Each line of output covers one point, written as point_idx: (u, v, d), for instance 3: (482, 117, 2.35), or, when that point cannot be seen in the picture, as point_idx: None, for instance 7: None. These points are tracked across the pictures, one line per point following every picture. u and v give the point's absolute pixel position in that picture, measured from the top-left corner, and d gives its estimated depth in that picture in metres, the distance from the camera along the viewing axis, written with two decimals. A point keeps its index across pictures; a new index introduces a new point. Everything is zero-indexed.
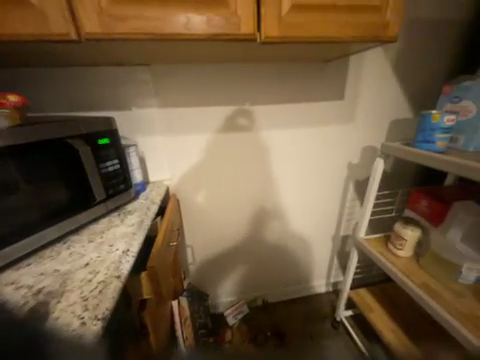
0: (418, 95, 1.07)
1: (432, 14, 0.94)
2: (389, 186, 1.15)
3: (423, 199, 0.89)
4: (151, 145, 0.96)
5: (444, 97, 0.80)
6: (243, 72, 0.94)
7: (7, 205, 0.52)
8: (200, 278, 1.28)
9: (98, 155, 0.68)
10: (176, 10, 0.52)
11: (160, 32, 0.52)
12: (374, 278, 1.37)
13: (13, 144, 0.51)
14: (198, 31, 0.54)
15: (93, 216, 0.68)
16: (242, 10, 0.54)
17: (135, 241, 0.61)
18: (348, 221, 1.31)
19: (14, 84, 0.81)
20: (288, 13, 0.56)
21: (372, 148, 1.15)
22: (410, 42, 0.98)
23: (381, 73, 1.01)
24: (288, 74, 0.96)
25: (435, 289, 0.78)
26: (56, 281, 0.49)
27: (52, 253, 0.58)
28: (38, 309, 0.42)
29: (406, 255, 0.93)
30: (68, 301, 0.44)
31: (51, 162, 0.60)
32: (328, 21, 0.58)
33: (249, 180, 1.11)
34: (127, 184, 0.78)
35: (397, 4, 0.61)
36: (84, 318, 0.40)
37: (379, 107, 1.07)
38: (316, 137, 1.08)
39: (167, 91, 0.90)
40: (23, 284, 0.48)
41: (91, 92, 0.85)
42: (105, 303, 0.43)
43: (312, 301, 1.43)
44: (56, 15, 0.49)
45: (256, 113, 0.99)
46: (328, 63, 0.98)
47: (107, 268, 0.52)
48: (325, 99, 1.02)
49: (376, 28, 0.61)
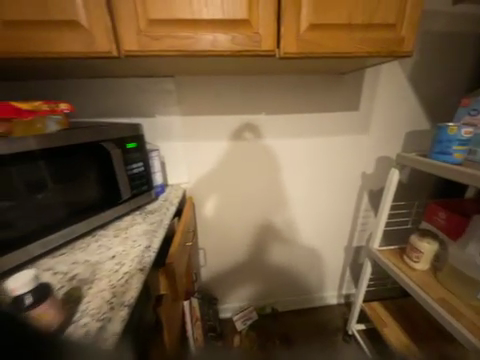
0: (435, 106, 1.07)
1: (449, 28, 0.95)
2: (405, 197, 1.13)
3: (441, 211, 0.88)
4: (171, 150, 1.03)
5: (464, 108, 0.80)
6: (260, 83, 0.99)
7: (38, 200, 0.58)
8: (210, 282, 1.30)
9: (126, 157, 0.74)
10: (204, 29, 0.58)
11: (189, 49, 0.59)
12: (389, 292, 1.33)
13: (44, 147, 0.56)
14: (223, 48, 0.59)
15: (118, 214, 0.74)
16: (264, 28, 0.59)
17: (156, 238, 0.66)
18: (361, 232, 1.29)
19: (54, 93, 0.90)
20: (306, 31, 0.61)
21: (386, 159, 1.15)
22: (426, 56, 0.99)
23: (396, 85, 1.02)
24: (302, 86, 1.00)
25: (453, 305, 0.75)
26: (87, 269, 0.54)
27: (83, 245, 0.64)
28: (72, 292, 0.47)
29: (422, 268, 0.91)
30: (98, 287, 0.49)
31: (81, 162, 0.67)
32: (344, 37, 0.62)
33: (262, 187, 1.14)
34: (149, 186, 0.84)
35: (412, 21, 0.63)
36: (112, 303, 0.44)
37: (394, 119, 1.08)
38: (330, 147, 1.10)
39: (188, 101, 0.97)
40: (58, 271, 0.54)
41: (121, 100, 0.94)
42: (131, 292, 0.47)
43: (323, 312, 1.40)
44: (101, 35, 0.56)
45: (271, 122, 1.04)
46: (342, 76, 1.00)
47: (132, 260, 0.57)
48: (339, 110, 1.04)
49: (391, 44, 0.64)
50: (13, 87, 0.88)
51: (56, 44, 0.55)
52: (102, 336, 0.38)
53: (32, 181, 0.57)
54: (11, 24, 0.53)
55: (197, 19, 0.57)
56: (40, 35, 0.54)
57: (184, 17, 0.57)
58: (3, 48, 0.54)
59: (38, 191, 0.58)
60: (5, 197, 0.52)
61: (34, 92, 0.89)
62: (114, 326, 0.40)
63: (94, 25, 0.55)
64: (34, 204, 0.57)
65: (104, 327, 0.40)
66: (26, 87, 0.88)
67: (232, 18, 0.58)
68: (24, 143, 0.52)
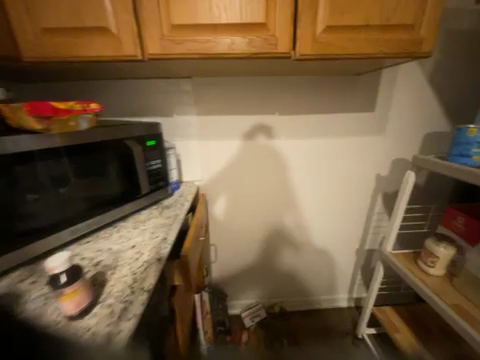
0: (456, 108, 1.03)
1: (473, 26, 0.92)
2: (422, 200, 1.10)
3: (458, 216, 0.85)
4: (186, 149, 1.07)
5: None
6: (274, 84, 1.00)
7: (60, 194, 0.61)
8: (220, 278, 1.33)
9: (146, 154, 0.78)
10: (222, 33, 0.61)
11: (208, 52, 0.62)
12: (402, 297, 1.29)
13: (66, 144, 0.59)
14: (241, 51, 0.62)
15: (137, 207, 0.79)
16: (280, 31, 0.61)
17: (173, 231, 0.69)
18: (374, 235, 1.27)
19: (80, 94, 0.96)
20: (322, 33, 0.62)
21: (403, 161, 1.12)
22: (448, 55, 0.96)
23: (415, 86, 1.00)
24: (317, 86, 1.01)
25: (470, 312, 0.73)
26: (110, 256, 0.58)
27: (106, 234, 0.69)
28: (98, 276, 0.52)
29: (438, 273, 0.88)
30: (121, 273, 0.53)
31: (105, 159, 0.70)
32: (361, 38, 0.62)
33: (274, 186, 1.15)
34: (166, 182, 0.88)
35: (432, 21, 0.62)
36: (133, 288, 0.48)
37: (412, 120, 1.05)
38: (343, 148, 1.09)
39: (204, 101, 1.00)
40: (85, 256, 0.59)
41: (141, 100, 0.99)
42: (150, 279, 0.50)
43: (332, 314, 1.39)
44: (127, 40, 0.60)
45: (285, 122, 1.05)
46: (358, 76, 1.00)
47: (150, 250, 0.60)
48: (354, 110, 1.04)
49: (409, 44, 0.63)
50: (44, 88, 0.95)
51: (87, 49, 0.60)
52: (126, 315, 0.42)
53: (57, 175, 0.60)
54: (49, 31, 0.59)
55: (216, 23, 0.60)
56: (74, 41, 0.59)
57: (204, 22, 0.60)
58: (42, 53, 0.60)
59: (60, 185, 0.61)
60: (31, 190, 0.56)
61: (62, 92, 0.95)
62: (135, 307, 0.44)
63: (121, 31, 0.59)
64: (59, 198, 0.61)
65: (127, 308, 0.43)
66: (55, 88, 0.95)
67: (250, 22, 0.60)
68: (50, 140, 0.56)
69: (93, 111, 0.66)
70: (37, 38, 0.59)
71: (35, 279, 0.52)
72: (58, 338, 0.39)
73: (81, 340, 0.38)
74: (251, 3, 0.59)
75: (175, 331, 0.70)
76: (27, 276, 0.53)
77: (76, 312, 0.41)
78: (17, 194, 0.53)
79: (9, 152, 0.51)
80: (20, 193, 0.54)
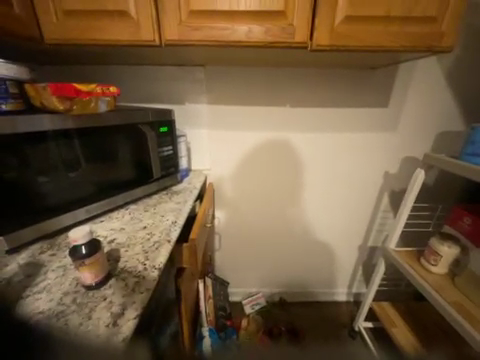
0: (473, 108, 1.01)
1: None
2: (429, 200, 1.09)
3: (466, 216, 0.86)
4: (196, 137, 1.08)
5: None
6: (286, 75, 0.99)
7: (70, 177, 0.62)
8: (223, 266, 1.37)
9: (158, 140, 0.80)
10: (240, 21, 0.61)
11: (225, 40, 0.62)
12: (401, 294, 1.31)
13: (81, 126, 0.61)
14: (257, 39, 0.62)
15: (148, 191, 0.81)
16: (298, 20, 0.61)
17: (182, 215, 0.72)
18: (378, 232, 1.28)
19: (94, 78, 0.97)
20: (340, 24, 0.61)
21: (412, 160, 1.11)
22: (469, 53, 0.93)
23: (432, 83, 0.97)
24: (330, 80, 0.99)
25: (466, 308, 0.75)
26: (123, 235, 0.61)
27: (118, 215, 0.72)
28: (112, 252, 0.55)
29: (440, 272, 0.89)
30: (133, 251, 0.56)
31: (118, 142, 0.72)
32: (380, 30, 0.61)
33: (281, 179, 1.16)
34: (176, 168, 0.90)
35: (456, 15, 0.61)
36: (146, 265, 0.51)
37: (425, 119, 1.03)
38: (353, 143, 1.09)
39: (216, 90, 1.00)
40: (99, 234, 0.62)
41: (154, 87, 0.99)
42: (161, 258, 0.53)
43: (330, 307, 1.42)
44: (146, 25, 0.60)
45: (295, 115, 1.04)
46: (374, 70, 0.98)
47: (161, 232, 0.63)
48: (365, 106, 1.02)
49: (430, 38, 0.62)
50: (60, 71, 0.96)
51: (107, 33, 0.61)
52: (139, 289, 0.45)
53: (68, 160, 0.62)
54: (70, 14, 0.60)
55: (235, 11, 0.60)
56: (94, 25, 0.60)
57: (222, 9, 0.59)
58: (63, 36, 0.61)
59: (70, 169, 0.63)
60: (42, 173, 0.57)
61: (77, 76, 0.97)
62: (148, 282, 0.46)
63: (141, 16, 0.60)
64: (68, 182, 0.62)
65: (139, 284, 0.46)
66: (70, 71, 0.96)
67: (268, 10, 0.60)
68: (64, 123, 0.57)
69: (112, 94, 0.67)
70: (59, 21, 0.60)
71: (53, 252, 0.55)
72: (69, 309, 0.41)
73: (93, 314, 0.40)
74: None
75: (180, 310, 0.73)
76: (47, 249, 0.57)
77: (93, 282, 0.44)
78: (29, 175, 0.54)
79: (20, 132, 0.51)
80: (33, 174, 0.55)
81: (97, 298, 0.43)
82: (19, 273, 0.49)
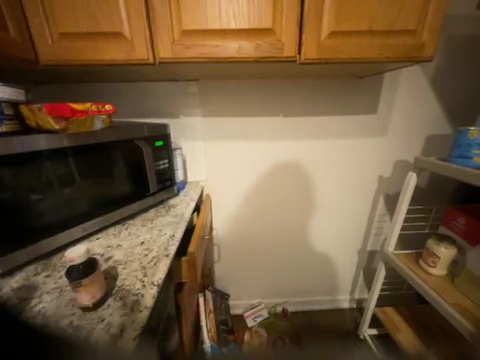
0: (458, 112, 1.05)
1: (476, 29, 0.94)
2: (423, 202, 1.11)
3: (459, 216, 0.88)
4: (191, 149, 1.09)
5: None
6: (278, 86, 1.02)
7: (64, 194, 0.62)
8: (223, 277, 1.35)
9: (154, 154, 0.81)
10: (231, 38, 0.63)
11: (216, 56, 0.64)
12: (403, 298, 1.30)
13: (75, 144, 0.61)
14: (247, 55, 0.64)
15: (144, 205, 0.81)
16: (286, 36, 0.63)
17: (180, 228, 0.71)
18: (376, 236, 1.28)
19: (89, 95, 0.98)
20: (326, 38, 0.64)
21: (404, 163, 1.14)
22: (449, 60, 0.98)
23: (417, 90, 1.02)
24: (320, 90, 1.03)
25: (471, 312, 0.74)
26: (120, 252, 0.60)
27: (115, 232, 0.71)
28: (109, 270, 0.54)
29: (439, 273, 0.90)
30: (131, 268, 0.55)
31: (113, 158, 0.72)
32: (364, 43, 0.65)
33: (278, 187, 1.17)
34: (172, 181, 0.90)
35: (434, 27, 0.64)
36: (144, 281, 0.50)
37: (413, 124, 1.07)
38: (346, 150, 1.11)
39: (210, 103, 1.03)
40: (96, 252, 0.61)
41: (148, 102, 1.01)
42: (159, 274, 0.52)
43: (334, 315, 1.40)
44: (140, 44, 0.62)
45: (288, 124, 1.07)
46: (361, 79, 1.02)
47: (159, 247, 0.62)
48: (355, 113, 1.06)
49: (411, 49, 0.66)
50: (54, 89, 0.97)
51: (102, 53, 0.63)
52: (138, 307, 0.44)
53: (61, 176, 0.61)
54: (65, 35, 0.61)
55: (226, 29, 0.62)
56: (89, 46, 0.62)
57: (213, 28, 0.62)
58: (59, 57, 0.62)
59: (64, 185, 0.62)
60: (36, 190, 0.56)
61: (71, 94, 0.98)
62: (147, 300, 0.45)
63: (135, 36, 0.62)
64: (63, 198, 0.61)
65: (138, 302, 0.45)
66: (64, 89, 0.97)
67: (258, 27, 0.63)
68: (58, 141, 0.57)
69: (107, 112, 0.67)
70: (54, 43, 0.61)
71: (49, 273, 0.54)
72: (66, 331, 0.40)
73: (91, 336, 0.38)
74: (258, 9, 0.61)
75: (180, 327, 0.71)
76: (42, 270, 0.55)
77: (91, 303, 0.43)
78: (23, 194, 0.54)
79: (15, 152, 0.51)
80: (26, 193, 0.54)
81: (94, 319, 0.41)
82: (14, 297, 0.48)
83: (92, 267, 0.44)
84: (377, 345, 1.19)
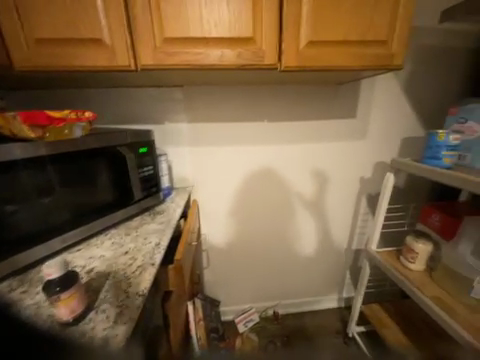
0: (429, 115, 1.13)
1: (440, 41, 1.02)
2: (402, 200, 1.17)
3: (434, 213, 0.93)
4: (177, 155, 1.08)
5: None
6: (262, 92, 1.05)
7: (41, 203, 0.59)
8: (213, 284, 1.33)
9: (138, 160, 0.79)
10: (213, 46, 0.64)
11: (199, 64, 0.65)
12: (388, 294, 1.35)
13: (54, 153, 0.58)
14: (230, 62, 0.66)
15: (128, 214, 0.79)
16: (266, 44, 0.66)
17: (166, 236, 0.70)
18: (360, 235, 1.33)
19: (68, 101, 0.95)
20: (305, 47, 0.67)
21: (383, 165, 1.20)
22: (419, 68, 1.05)
23: (391, 95, 1.08)
24: (302, 96, 1.07)
25: (448, 303, 0.78)
26: (103, 263, 0.58)
27: (97, 242, 0.68)
28: (91, 282, 0.52)
29: (418, 268, 0.94)
30: (114, 279, 0.53)
31: (95, 166, 0.70)
32: (340, 52, 0.68)
33: (265, 190, 1.18)
34: (158, 188, 0.89)
35: (403, 38, 0.69)
36: (128, 292, 0.49)
37: (390, 127, 1.13)
38: (328, 153, 1.16)
39: (195, 109, 1.03)
40: (77, 264, 0.58)
41: (132, 108, 1.00)
42: (144, 283, 0.51)
43: (323, 315, 1.42)
44: (121, 51, 0.62)
45: (273, 129, 1.10)
46: (340, 85, 1.07)
47: (144, 255, 0.61)
48: (336, 117, 1.10)
49: (383, 58, 0.70)
50: (30, 95, 0.93)
51: (81, 59, 0.62)
52: (122, 319, 0.42)
53: (40, 185, 0.59)
54: (41, 41, 0.60)
55: (208, 37, 0.64)
56: (68, 52, 0.61)
57: (195, 36, 0.63)
58: (35, 63, 0.61)
59: (43, 194, 0.60)
60: (11, 201, 0.54)
61: (48, 100, 0.94)
62: (131, 311, 0.44)
63: (115, 43, 0.61)
64: (41, 208, 0.59)
65: (122, 313, 0.44)
66: (41, 95, 0.93)
67: (239, 36, 0.65)
68: (35, 150, 0.55)
69: (88, 119, 0.66)
70: (30, 49, 0.60)
71: (25, 289, 0.51)
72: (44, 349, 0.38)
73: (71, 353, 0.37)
74: (239, 19, 0.63)
75: (168, 337, 0.69)
76: (17, 286, 0.52)
77: (71, 318, 0.41)
78: None
79: None
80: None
81: (74, 335, 0.40)
82: None
83: (72, 280, 0.42)
84: (365, 342, 1.22)
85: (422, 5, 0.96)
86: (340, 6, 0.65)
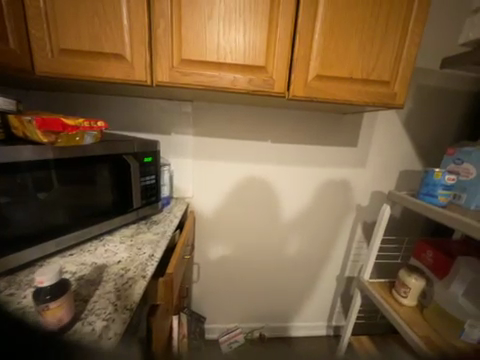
0: (427, 151, 1.16)
1: (441, 83, 1.07)
2: (397, 232, 1.18)
3: (428, 250, 0.94)
4: (179, 166, 1.10)
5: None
6: (268, 114, 1.08)
7: (38, 199, 0.60)
8: (200, 298, 1.30)
9: (142, 170, 0.81)
10: (226, 70, 0.68)
11: (212, 85, 0.69)
12: (378, 326, 1.32)
13: (60, 157, 0.59)
14: (241, 86, 0.70)
15: (125, 221, 0.79)
16: (277, 74, 0.70)
17: (160, 247, 0.70)
18: (354, 262, 1.32)
19: (80, 105, 0.98)
20: (313, 80, 0.71)
21: (380, 194, 1.22)
22: (419, 107, 1.10)
23: (392, 130, 1.13)
24: (306, 121, 1.10)
25: (437, 344, 0.76)
26: (94, 271, 0.58)
27: (91, 248, 0.68)
28: (80, 291, 0.51)
29: (409, 304, 0.93)
30: (104, 289, 0.52)
31: (97, 171, 0.72)
32: (345, 87, 0.72)
33: (263, 208, 1.19)
34: (157, 197, 0.89)
35: (405, 79, 0.74)
36: (116, 305, 0.48)
37: (389, 159, 1.17)
38: (328, 178, 1.18)
39: (202, 124, 1.06)
40: (68, 270, 0.58)
41: (141, 117, 1.03)
42: (134, 297, 0.50)
43: (311, 342, 1.38)
44: (139, 67, 0.66)
45: (276, 150, 1.12)
46: (343, 115, 1.11)
47: (136, 267, 0.60)
48: (338, 145, 1.14)
49: (385, 97, 0.74)
50: (44, 96, 0.96)
51: (100, 70, 0.65)
52: (107, 334, 0.41)
53: (39, 181, 0.59)
54: (64, 50, 0.63)
55: (222, 62, 0.67)
56: (88, 63, 0.64)
57: (210, 60, 0.67)
58: (56, 71, 0.64)
59: (40, 190, 0.60)
60: (7, 194, 0.53)
61: (61, 102, 0.97)
62: (117, 326, 0.43)
63: (135, 58, 0.65)
64: (37, 203, 0.59)
65: (108, 327, 0.43)
66: (55, 97, 0.96)
67: (252, 64, 0.68)
68: (43, 151, 0.56)
69: (99, 128, 0.66)
70: (54, 57, 0.63)
71: (13, 291, 0.50)
72: None
73: None
74: (253, 49, 0.67)
75: None
76: (5, 287, 0.51)
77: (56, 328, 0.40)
78: None
79: None
80: None
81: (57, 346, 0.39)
82: None
83: (63, 288, 0.43)
84: None
85: (425, 50, 1.02)
86: (348, 48, 0.69)
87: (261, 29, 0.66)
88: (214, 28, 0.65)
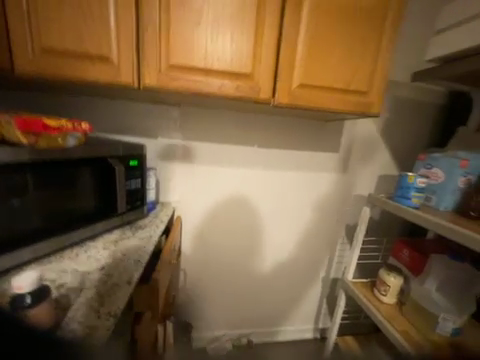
0: (402, 157, 1.25)
1: (412, 95, 1.17)
2: (377, 233, 1.24)
3: (405, 249, 0.99)
4: (166, 170, 1.09)
5: (459, 170, 0.82)
6: (255, 120, 1.12)
7: (9, 205, 0.56)
8: (187, 306, 1.27)
9: (127, 173, 0.80)
10: (214, 76, 0.70)
11: (199, 90, 0.70)
12: (361, 326, 1.36)
13: (35, 158, 0.57)
14: (228, 92, 0.72)
15: (109, 226, 0.76)
16: (262, 81, 0.73)
17: (146, 252, 0.68)
18: (338, 264, 1.36)
19: (61, 107, 0.95)
20: (297, 88, 0.75)
21: (361, 198, 1.28)
22: (394, 116, 1.19)
23: (370, 137, 1.20)
24: (291, 127, 1.15)
25: (415, 338, 0.80)
26: (75, 279, 0.55)
27: (72, 254, 0.65)
28: (60, 299, 0.49)
29: (389, 302, 0.98)
30: (86, 296, 0.50)
31: (79, 174, 0.70)
32: (326, 96, 0.77)
33: (249, 212, 1.21)
34: (142, 201, 0.88)
35: (380, 90, 0.80)
36: (99, 312, 0.46)
37: (369, 164, 1.24)
38: (312, 182, 1.22)
39: (190, 128, 1.07)
40: (47, 278, 0.55)
41: (126, 120, 1.01)
42: (118, 303, 0.48)
43: (298, 345, 1.39)
44: (127, 70, 0.66)
45: (262, 154, 1.15)
46: (325, 123, 1.17)
47: (120, 273, 0.58)
48: (321, 150, 1.19)
49: (363, 105, 0.80)
50: (22, 96, 0.91)
51: (86, 72, 0.64)
52: (90, 341, 0.40)
53: (13, 186, 0.56)
54: (48, 51, 0.61)
55: (210, 68, 0.69)
56: (73, 64, 0.63)
57: (199, 65, 0.68)
58: (38, 71, 0.62)
59: (13, 195, 0.57)
60: None
61: (41, 104, 0.93)
62: (101, 333, 0.41)
63: (123, 61, 0.65)
64: (9, 209, 0.56)
65: (91, 335, 0.41)
66: (33, 98, 0.92)
67: (238, 70, 0.71)
68: (20, 153, 0.54)
69: (83, 131, 0.67)
70: (36, 57, 0.61)
71: None
72: None
73: None
74: (240, 56, 0.70)
75: None
76: None
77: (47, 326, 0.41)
78: None
79: None
80: None
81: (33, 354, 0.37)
82: None
83: (42, 291, 0.45)
84: None
85: (398, 64, 1.11)
86: (329, 59, 0.74)
87: (248, 38, 0.69)
88: (202, 36, 0.67)
